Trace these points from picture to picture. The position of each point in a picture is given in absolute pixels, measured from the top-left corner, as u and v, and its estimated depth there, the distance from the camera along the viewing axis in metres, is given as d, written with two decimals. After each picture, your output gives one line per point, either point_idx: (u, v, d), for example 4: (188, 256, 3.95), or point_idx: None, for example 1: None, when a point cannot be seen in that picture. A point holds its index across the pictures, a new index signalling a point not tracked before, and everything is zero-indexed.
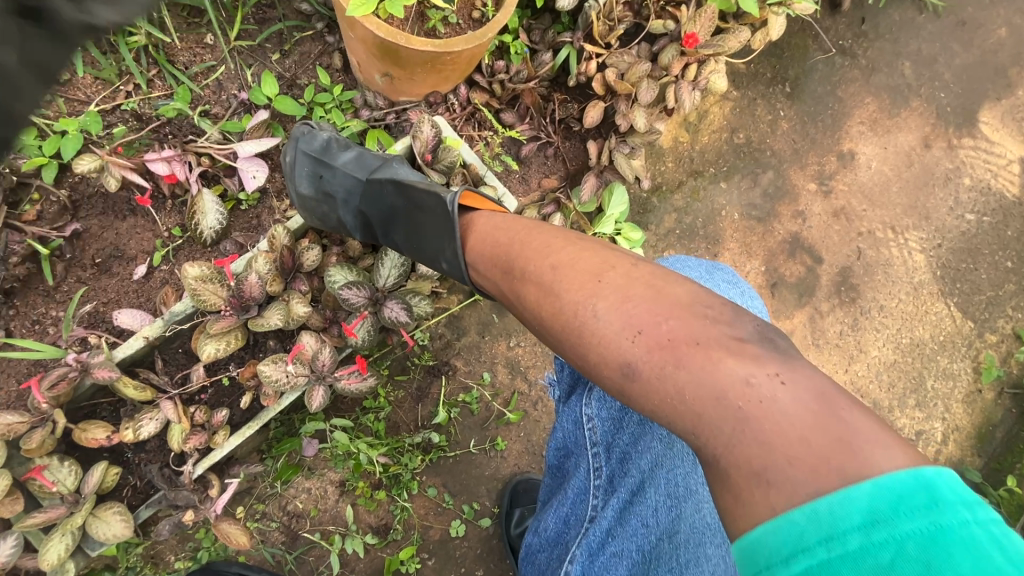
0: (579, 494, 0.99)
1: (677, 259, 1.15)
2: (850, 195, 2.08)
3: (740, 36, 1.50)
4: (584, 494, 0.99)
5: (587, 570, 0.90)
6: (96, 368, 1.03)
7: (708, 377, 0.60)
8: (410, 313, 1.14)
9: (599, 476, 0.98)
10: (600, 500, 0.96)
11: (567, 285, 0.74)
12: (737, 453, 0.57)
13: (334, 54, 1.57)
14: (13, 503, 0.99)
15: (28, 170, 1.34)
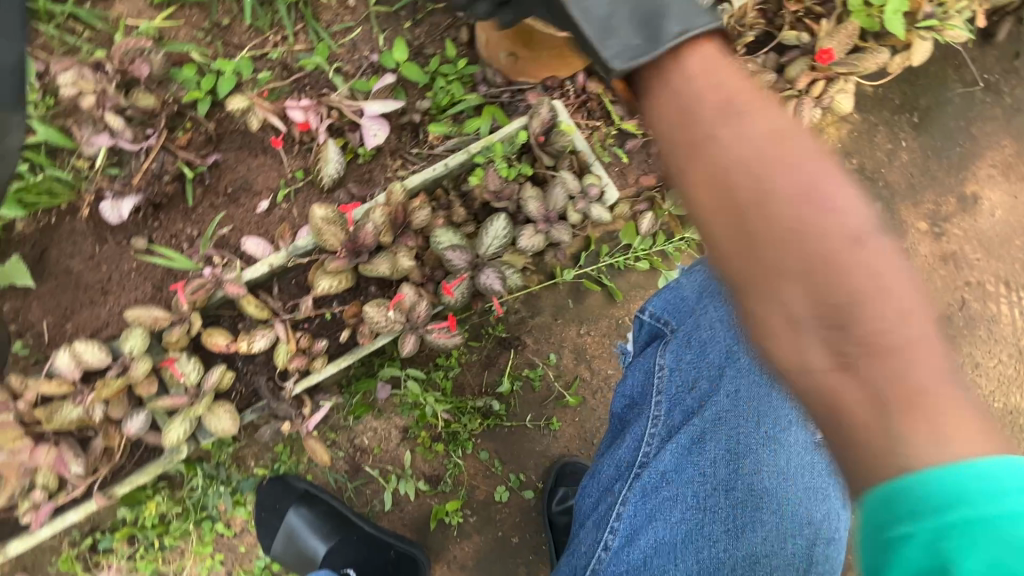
0: (635, 440, 1.07)
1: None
2: (964, 240, 1.94)
3: (878, 57, 1.44)
4: (638, 441, 1.06)
5: (638, 513, 1.00)
6: (227, 284, 1.18)
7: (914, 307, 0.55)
8: (503, 283, 1.21)
9: (658, 425, 1.05)
10: (653, 448, 1.03)
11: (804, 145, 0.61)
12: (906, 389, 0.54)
13: (462, 27, 1.63)
14: (149, 384, 1.16)
15: (187, 102, 1.50)
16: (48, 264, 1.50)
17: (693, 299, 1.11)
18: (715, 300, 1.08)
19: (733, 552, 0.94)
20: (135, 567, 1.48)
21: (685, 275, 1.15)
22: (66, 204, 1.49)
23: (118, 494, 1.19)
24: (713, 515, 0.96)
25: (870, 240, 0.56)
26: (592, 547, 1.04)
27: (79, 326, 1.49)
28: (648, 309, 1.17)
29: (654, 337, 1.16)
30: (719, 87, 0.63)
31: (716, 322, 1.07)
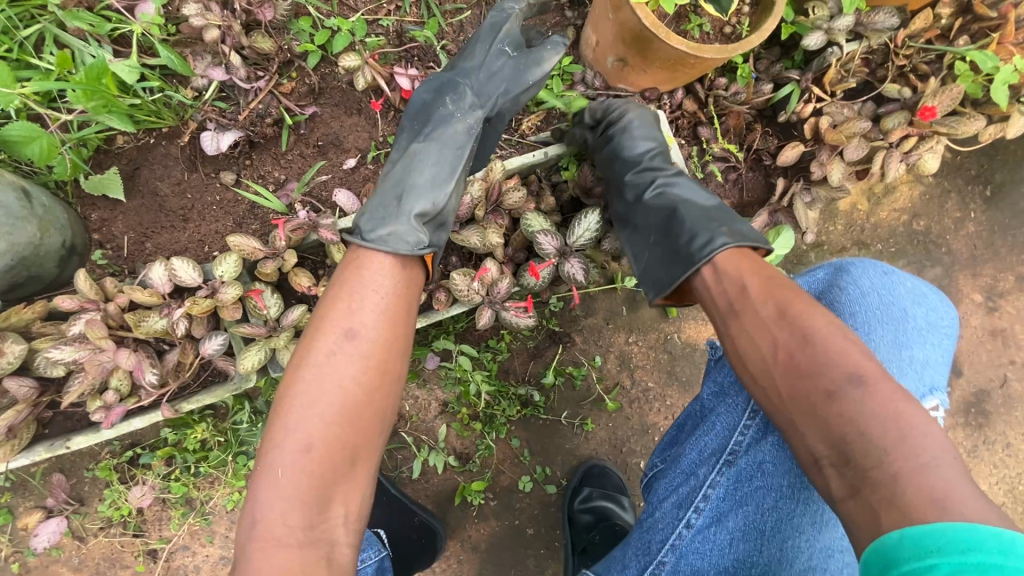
0: (725, 428, 1.07)
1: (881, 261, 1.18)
2: (1016, 319, 1.95)
3: (976, 123, 1.47)
4: (730, 429, 1.06)
5: (726, 497, 1.02)
6: (323, 228, 1.22)
7: (871, 419, 0.76)
8: (585, 274, 1.25)
9: (755, 416, 1.03)
10: (747, 438, 1.03)
11: (816, 321, 0.88)
12: (917, 481, 0.69)
13: (568, 28, 1.66)
14: (234, 310, 1.20)
15: (298, 52, 1.55)
16: (140, 181, 1.55)
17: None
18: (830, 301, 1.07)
19: (818, 544, 0.92)
20: (166, 487, 1.50)
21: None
22: (168, 128, 1.54)
23: (184, 409, 1.23)
24: (803, 506, 0.94)
25: (866, 389, 0.78)
26: (671, 525, 1.05)
27: (156, 246, 1.54)
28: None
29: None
30: (735, 282, 1.01)
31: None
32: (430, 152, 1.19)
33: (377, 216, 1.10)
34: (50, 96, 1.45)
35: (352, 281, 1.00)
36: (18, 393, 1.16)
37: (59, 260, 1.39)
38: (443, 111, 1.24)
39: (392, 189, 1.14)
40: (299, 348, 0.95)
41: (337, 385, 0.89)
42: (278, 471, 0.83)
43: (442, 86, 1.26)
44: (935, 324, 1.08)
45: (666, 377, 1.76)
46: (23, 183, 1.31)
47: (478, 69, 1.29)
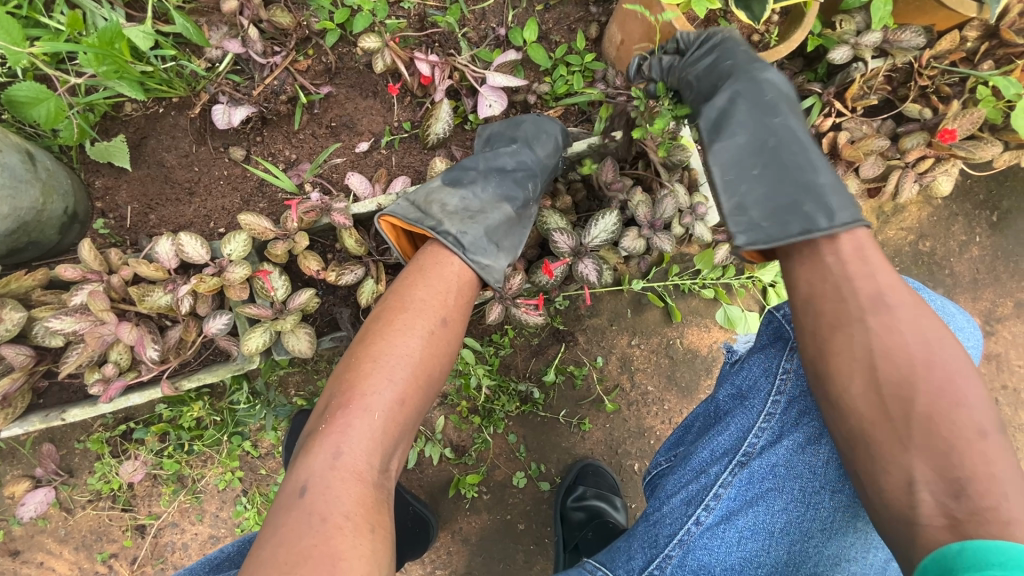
0: (739, 429, 1.08)
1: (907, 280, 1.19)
2: (1011, 345, 1.97)
3: (992, 150, 1.47)
4: (744, 431, 1.07)
5: (736, 497, 1.03)
6: (335, 212, 1.20)
7: (994, 467, 0.75)
8: (598, 276, 1.23)
9: (769, 419, 1.06)
10: (760, 440, 1.05)
11: (957, 353, 0.84)
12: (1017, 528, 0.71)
13: (592, 23, 1.64)
14: (240, 291, 1.17)
15: (317, 29, 1.51)
16: (146, 151, 1.51)
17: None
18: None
19: (826, 551, 0.98)
20: (159, 463, 1.48)
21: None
22: (179, 99, 1.51)
23: (184, 387, 1.20)
24: (813, 512, 1.00)
25: (993, 439, 0.77)
26: (678, 520, 1.05)
27: (160, 218, 1.50)
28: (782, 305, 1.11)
29: (776, 336, 1.11)
30: (861, 275, 0.92)
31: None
32: (509, 209, 1.14)
33: (478, 241, 1.07)
34: (58, 58, 1.41)
35: (445, 266, 1.02)
36: (15, 361, 1.14)
37: (60, 227, 1.35)
38: (522, 162, 1.19)
39: (486, 219, 1.10)
40: (394, 306, 0.97)
41: (433, 356, 0.94)
42: (372, 416, 0.86)
43: (518, 147, 1.21)
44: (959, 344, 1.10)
45: (666, 381, 1.76)
46: (28, 146, 1.27)
47: (548, 132, 1.24)
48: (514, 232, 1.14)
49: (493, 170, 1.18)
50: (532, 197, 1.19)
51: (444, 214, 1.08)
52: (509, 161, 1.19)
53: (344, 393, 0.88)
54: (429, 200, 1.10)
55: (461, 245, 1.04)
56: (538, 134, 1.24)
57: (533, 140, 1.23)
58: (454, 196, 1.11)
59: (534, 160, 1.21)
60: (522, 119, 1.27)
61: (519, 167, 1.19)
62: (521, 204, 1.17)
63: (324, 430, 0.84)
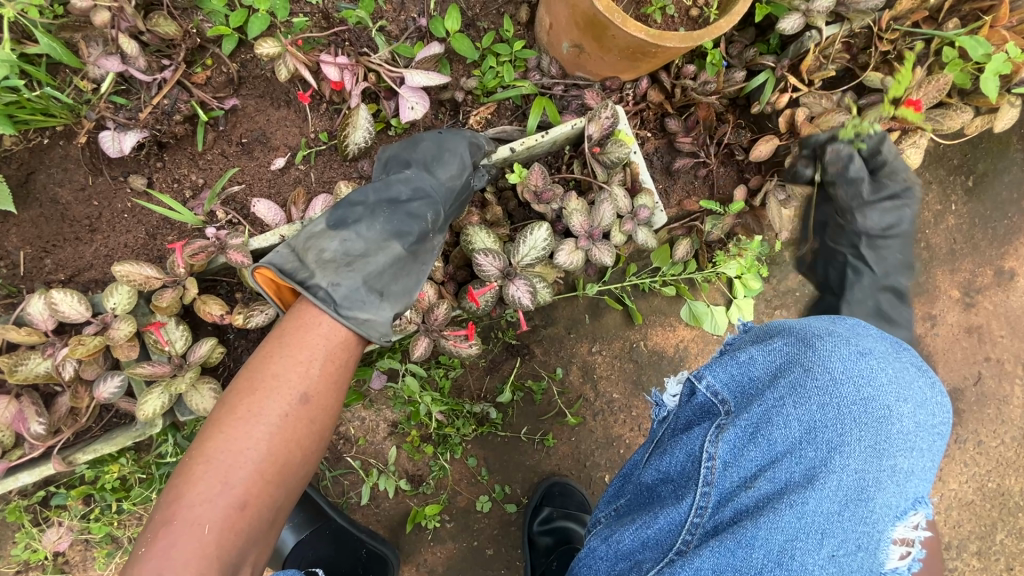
0: (672, 523, 0.89)
1: (856, 329, 0.95)
2: (993, 315, 1.88)
3: (963, 117, 1.35)
4: (678, 525, 0.89)
5: None
6: (232, 249, 1.07)
7: None
8: (532, 297, 1.12)
9: (700, 515, 0.87)
10: (694, 539, 0.87)
11: None
12: None
13: (522, 5, 1.48)
14: (129, 348, 1.04)
15: (211, 36, 1.35)
16: (35, 187, 1.35)
17: (764, 381, 0.91)
18: (795, 392, 0.87)
19: None
20: (86, 528, 1.37)
21: (759, 348, 0.94)
22: (63, 126, 1.34)
23: (79, 461, 1.07)
24: None
25: None
26: None
27: (56, 262, 1.35)
28: (706, 376, 0.96)
29: (704, 412, 0.96)
30: None
31: (795, 420, 0.85)
32: (402, 247, 1.04)
33: (353, 294, 0.98)
34: None
35: (313, 330, 0.95)
36: None
37: None
38: (415, 192, 1.08)
39: (366, 266, 1.01)
40: (244, 390, 0.92)
41: (286, 445, 0.89)
42: (201, 527, 0.80)
43: (417, 170, 1.11)
44: (923, 422, 0.87)
45: (632, 387, 1.66)
46: None
47: (450, 151, 1.12)
48: (408, 274, 1.05)
49: (384, 202, 1.07)
50: (433, 228, 1.09)
51: (317, 263, 0.99)
52: (403, 190, 1.09)
53: (171, 503, 0.83)
54: (307, 244, 1.00)
55: (332, 300, 0.96)
56: (442, 152, 1.12)
57: (434, 161, 1.12)
58: (333, 239, 1.01)
59: (434, 184, 1.10)
60: (423, 137, 1.15)
61: (416, 195, 1.08)
62: (418, 236, 1.06)
63: (142, 553, 0.79)
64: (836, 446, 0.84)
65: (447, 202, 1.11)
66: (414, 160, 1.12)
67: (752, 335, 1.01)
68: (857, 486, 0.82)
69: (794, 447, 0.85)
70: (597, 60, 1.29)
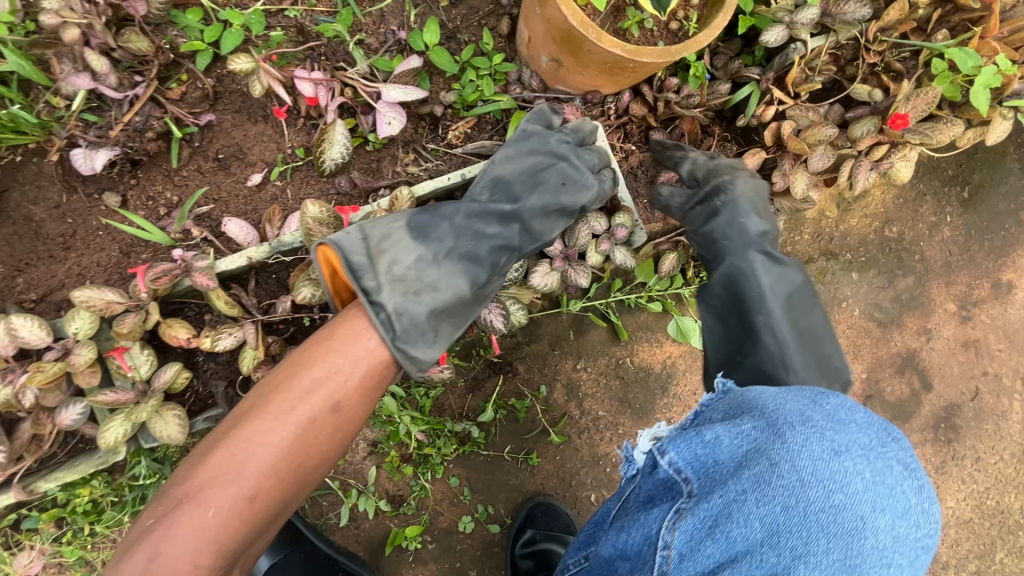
0: None
1: (842, 410, 0.88)
2: (990, 329, 1.83)
3: (953, 130, 1.31)
4: None
5: None
6: (197, 272, 1.05)
7: None
8: (505, 320, 1.17)
9: None
10: None
11: None
12: None
13: (503, 18, 1.45)
14: (91, 375, 1.02)
15: (186, 52, 1.33)
16: (7, 205, 1.33)
17: (729, 469, 0.86)
18: (760, 488, 0.82)
19: None
20: (58, 551, 1.34)
21: (727, 429, 0.89)
22: (35, 143, 1.32)
23: (41, 488, 1.07)
24: None
25: None
26: None
27: (28, 282, 1.33)
28: (668, 452, 0.92)
29: (667, 490, 0.91)
30: None
31: (757, 520, 0.81)
32: (473, 284, 1.05)
33: (413, 325, 0.96)
34: None
35: (360, 342, 0.93)
36: None
37: None
38: (503, 230, 1.10)
39: (432, 297, 0.99)
40: (277, 384, 0.91)
41: (304, 450, 0.89)
42: (208, 509, 0.82)
43: (513, 197, 1.13)
44: (904, 536, 0.82)
45: (618, 404, 1.63)
46: None
47: (551, 189, 1.14)
48: (462, 312, 1.05)
49: (470, 229, 1.07)
50: (500, 267, 1.10)
51: (389, 279, 0.97)
52: (495, 219, 1.10)
53: (184, 492, 0.83)
54: (386, 256, 0.99)
55: (392, 328, 0.94)
56: (545, 185, 1.14)
57: (532, 193, 1.13)
58: (412, 257, 1.00)
59: (524, 218, 1.12)
60: (538, 165, 1.15)
61: (504, 229, 1.10)
62: (488, 273, 1.07)
63: None
64: (800, 554, 0.80)
65: (533, 240, 1.13)
66: (515, 185, 1.14)
67: (724, 405, 0.95)
68: None
69: (756, 548, 0.80)
70: (576, 75, 1.26)
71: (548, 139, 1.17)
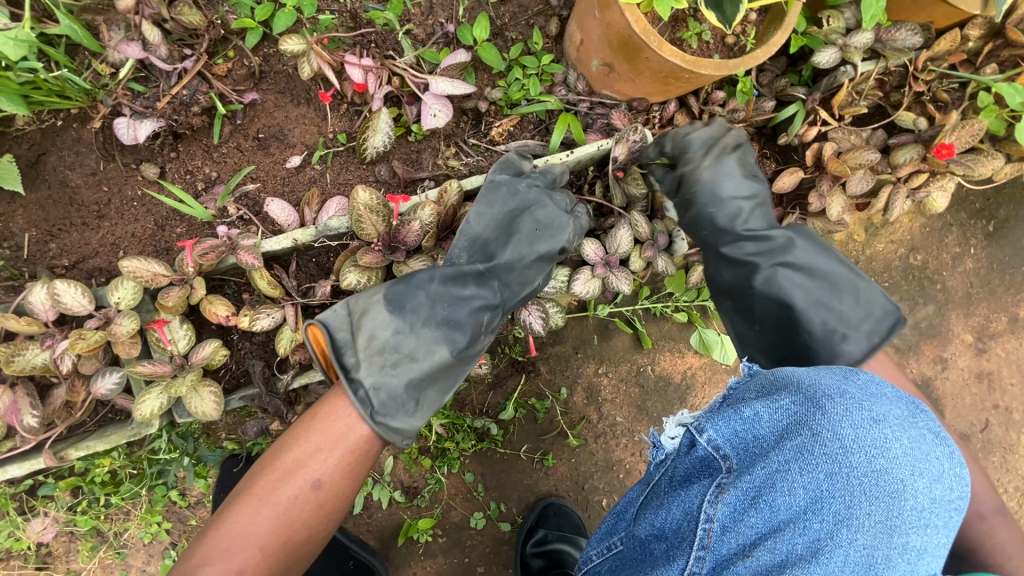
0: None
1: (873, 386, 0.88)
2: (1004, 362, 1.85)
3: (994, 164, 1.33)
4: None
5: None
6: (243, 251, 1.05)
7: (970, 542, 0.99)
8: (544, 322, 1.22)
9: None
10: None
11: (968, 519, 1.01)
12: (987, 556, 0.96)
13: (552, 18, 1.45)
14: (131, 346, 1.02)
15: (235, 28, 1.33)
16: (45, 169, 1.32)
17: (770, 442, 0.84)
18: (801, 457, 0.80)
19: None
20: (72, 520, 1.33)
21: (767, 405, 0.87)
22: (77, 109, 1.31)
23: (71, 457, 1.07)
24: None
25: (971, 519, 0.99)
26: None
27: (61, 247, 1.32)
28: (707, 430, 0.91)
29: (704, 468, 0.91)
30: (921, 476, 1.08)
31: (800, 488, 0.78)
32: (452, 346, 1.05)
33: (392, 398, 0.99)
34: None
35: (341, 418, 0.97)
36: None
37: None
38: (482, 289, 1.11)
39: (411, 368, 1.01)
40: (266, 463, 0.96)
41: (291, 522, 0.92)
42: None
43: (486, 252, 1.14)
44: (940, 498, 0.79)
45: (636, 411, 1.63)
46: None
47: (525, 242, 1.14)
48: (446, 374, 1.06)
49: (446, 292, 1.07)
50: (482, 324, 1.10)
51: (367, 353, 1.00)
52: (468, 278, 1.10)
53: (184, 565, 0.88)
54: (363, 326, 1.01)
55: (371, 401, 0.97)
56: (520, 234, 1.14)
57: (506, 247, 1.14)
58: (388, 328, 1.02)
59: (499, 274, 1.13)
60: (511, 216, 1.15)
61: (479, 288, 1.10)
62: (470, 335, 1.08)
63: None
64: (844, 518, 0.76)
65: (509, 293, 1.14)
66: (487, 239, 1.14)
67: (757, 384, 0.94)
68: (867, 564, 0.73)
69: (796, 517, 0.78)
70: (625, 81, 1.27)
71: (518, 187, 1.16)
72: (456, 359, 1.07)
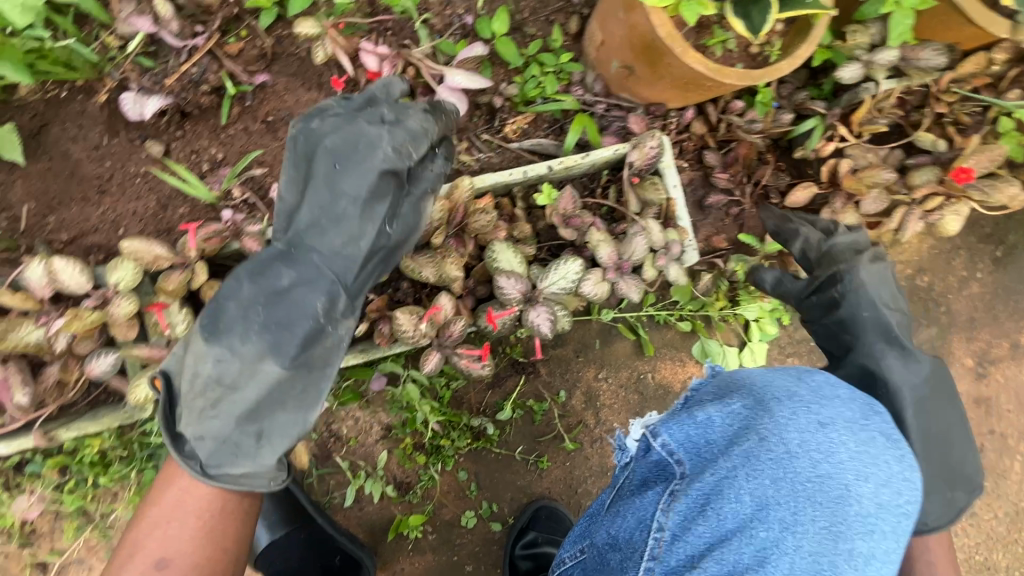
0: None
1: (831, 390, 0.88)
2: (1002, 388, 1.85)
3: (1010, 190, 1.31)
4: None
5: None
6: (247, 236, 1.03)
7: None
8: (551, 325, 1.19)
9: None
10: None
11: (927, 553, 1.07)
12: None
13: (572, 16, 1.42)
14: (127, 328, 1.00)
15: (250, 7, 1.30)
16: (47, 140, 1.29)
17: (719, 447, 0.85)
18: (749, 463, 0.81)
19: None
20: (58, 499, 1.31)
21: (718, 409, 0.88)
22: (83, 81, 1.28)
23: (60, 437, 1.05)
24: None
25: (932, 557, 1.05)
26: None
27: (60, 222, 1.29)
28: (661, 435, 0.91)
29: (659, 472, 0.94)
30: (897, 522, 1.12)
31: (747, 494, 0.80)
32: (277, 358, 0.92)
33: (224, 442, 0.92)
34: None
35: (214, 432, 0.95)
36: None
37: None
38: (304, 281, 0.96)
39: (234, 403, 0.92)
40: None
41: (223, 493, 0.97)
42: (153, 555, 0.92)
43: (323, 251, 0.99)
44: (888, 503, 0.78)
45: (634, 418, 1.62)
46: None
47: (346, 224, 0.98)
48: (294, 382, 0.95)
49: (263, 302, 0.94)
50: (325, 323, 0.96)
51: (188, 399, 0.92)
52: (286, 279, 0.96)
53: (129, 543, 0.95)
54: (181, 370, 0.93)
55: (200, 458, 0.92)
56: (347, 217, 0.98)
57: (324, 237, 0.98)
58: (206, 361, 0.91)
59: (332, 269, 0.99)
60: (330, 201, 0.99)
61: (304, 289, 0.96)
62: (314, 339, 0.95)
63: None
64: (789, 525, 0.77)
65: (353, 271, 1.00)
66: (313, 233, 0.99)
67: (714, 388, 0.95)
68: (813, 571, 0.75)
69: (744, 525, 0.79)
70: (645, 85, 1.25)
71: (330, 167, 0.98)
72: (304, 369, 0.95)
